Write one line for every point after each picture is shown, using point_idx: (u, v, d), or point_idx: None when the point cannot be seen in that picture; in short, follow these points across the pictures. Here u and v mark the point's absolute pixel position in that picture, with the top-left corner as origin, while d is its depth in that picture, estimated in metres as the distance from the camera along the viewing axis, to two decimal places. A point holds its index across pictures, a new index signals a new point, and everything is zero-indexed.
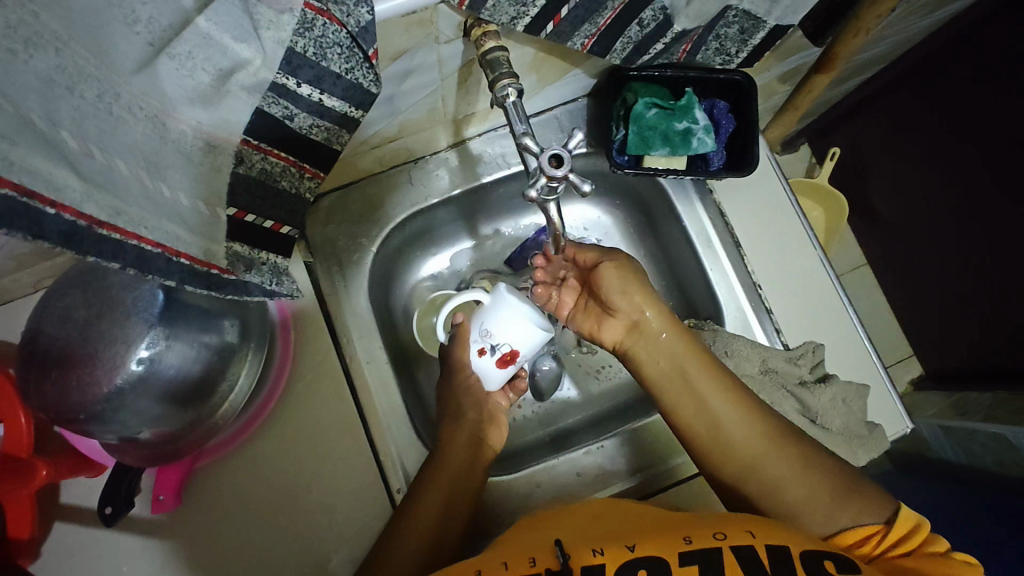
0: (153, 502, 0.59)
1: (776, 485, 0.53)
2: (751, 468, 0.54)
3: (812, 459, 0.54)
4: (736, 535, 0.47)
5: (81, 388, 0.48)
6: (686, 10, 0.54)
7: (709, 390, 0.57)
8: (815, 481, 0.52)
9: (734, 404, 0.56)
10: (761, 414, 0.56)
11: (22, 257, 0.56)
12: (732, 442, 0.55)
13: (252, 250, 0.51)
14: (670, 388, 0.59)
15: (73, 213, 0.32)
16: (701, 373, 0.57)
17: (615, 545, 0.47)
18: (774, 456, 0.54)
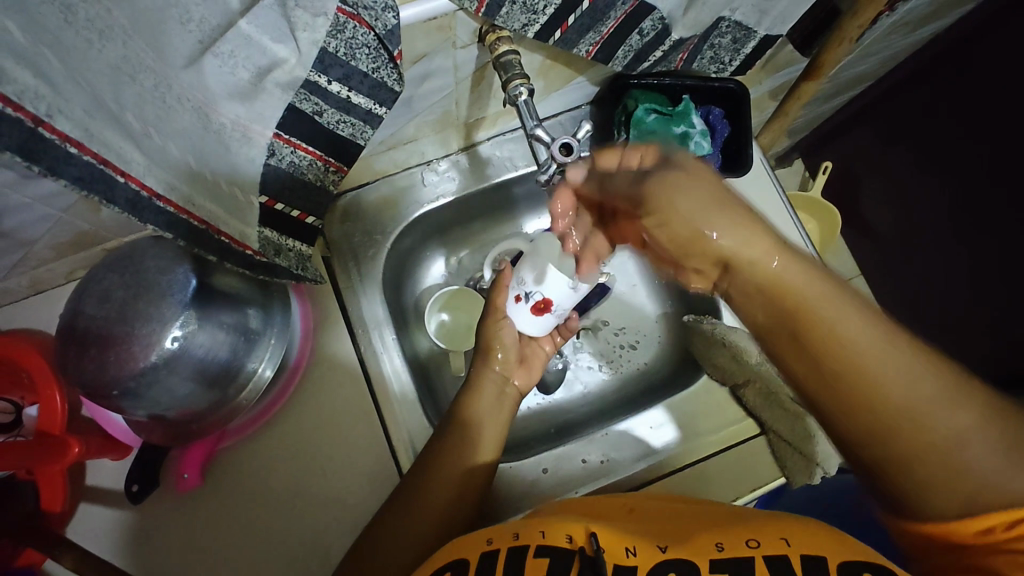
0: (177, 480, 0.62)
1: (945, 445, 0.40)
2: (910, 417, 0.41)
3: (991, 409, 0.41)
4: (770, 543, 0.46)
5: (118, 362, 0.50)
6: (682, 20, 0.59)
7: (843, 314, 0.42)
8: (988, 435, 0.40)
9: (882, 338, 0.41)
10: (914, 352, 0.42)
11: (61, 248, 0.59)
12: (896, 395, 0.41)
13: (280, 236, 0.55)
14: (784, 312, 0.43)
15: (137, 183, 0.37)
16: (848, 312, 0.42)
17: (648, 547, 0.47)
18: (944, 405, 0.41)
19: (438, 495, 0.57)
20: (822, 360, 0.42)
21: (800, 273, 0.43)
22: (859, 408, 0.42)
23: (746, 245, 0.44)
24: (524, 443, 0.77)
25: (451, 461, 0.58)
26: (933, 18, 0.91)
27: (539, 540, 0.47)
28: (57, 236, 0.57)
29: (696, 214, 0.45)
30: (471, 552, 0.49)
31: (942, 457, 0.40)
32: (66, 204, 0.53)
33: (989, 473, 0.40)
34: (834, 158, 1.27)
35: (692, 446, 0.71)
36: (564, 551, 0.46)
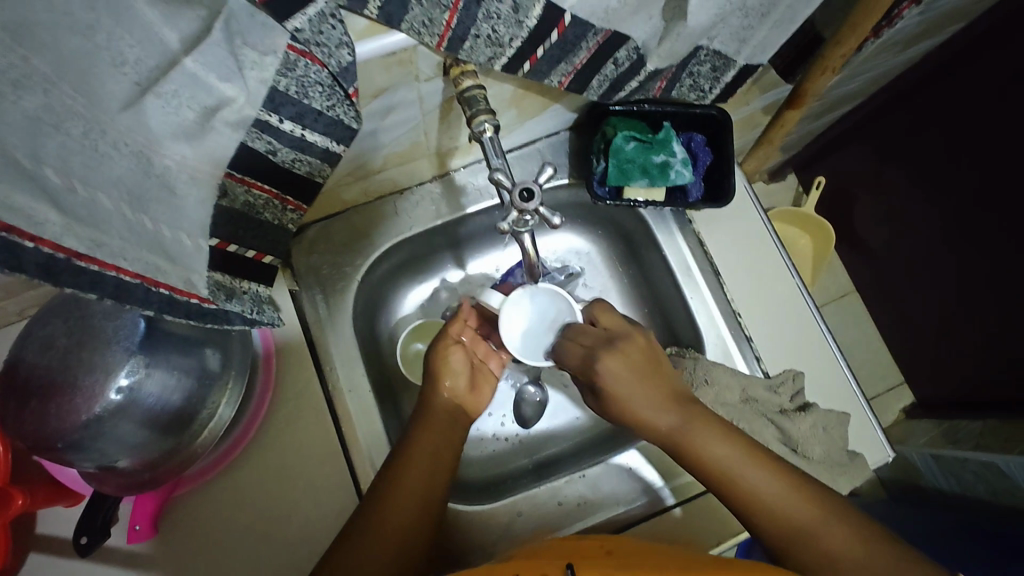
0: (129, 532, 0.59)
1: (843, 564, 0.49)
2: (806, 545, 0.51)
3: (876, 538, 0.50)
4: None
5: (60, 415, 0.48)
6: (658, 51, 0.56)
7: (742, 466, 0.54)
8: (877, 560, 0.49)
9: (779, 482, 0.53)
10: (801, 490, 0.53)
11: (8, 286, 0.57)
12: (795, 525, 0.51)
13: (233, 280, 0.52)
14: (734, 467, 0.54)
15: (52, 246, 0.34)
16: (745, 457, 0.54)
17: None
18: (832, 535, 0.50)
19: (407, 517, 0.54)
20: (742, 503, 0.53)
21: (722, 432, 0.56)
22: (773, 533, 0.52)
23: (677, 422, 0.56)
24: (501, 481, 0.75)
25: (411, 485, 0.55)
26: (921, 40, 0.91)
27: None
28: (3, 276, 0.55)
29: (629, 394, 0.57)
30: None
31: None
32: None
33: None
34: (827, 175, 1.26)
35: (678, 483, 0.69)
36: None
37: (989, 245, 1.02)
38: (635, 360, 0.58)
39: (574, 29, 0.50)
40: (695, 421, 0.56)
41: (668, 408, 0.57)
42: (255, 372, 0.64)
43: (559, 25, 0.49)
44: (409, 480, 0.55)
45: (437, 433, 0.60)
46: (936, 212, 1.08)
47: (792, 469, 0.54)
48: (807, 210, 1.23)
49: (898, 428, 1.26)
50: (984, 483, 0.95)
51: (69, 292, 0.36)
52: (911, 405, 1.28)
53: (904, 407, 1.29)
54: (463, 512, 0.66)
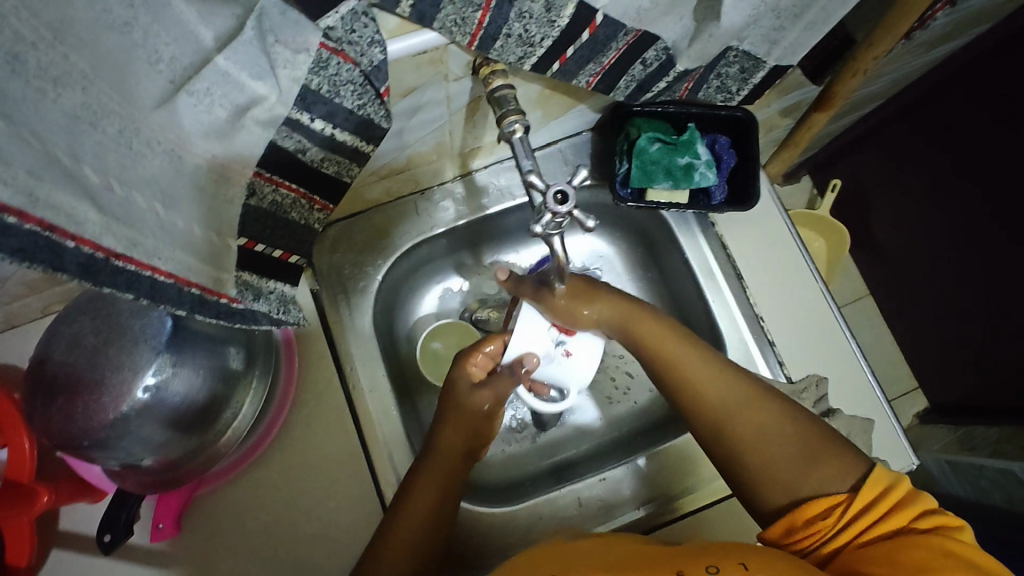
0: (152, 531, 0.59)
1: (754, 441, 0.54)
2: (725, 427, 0.56)
3: (789, 421, 0.55)
4: (727, 566, 0.45)
5: (86, 414, 0.48)
6: (689, 51, 0.55)
7: (676, 356, 0.60)
8: (781, 439, 0.54)
9: (709, 368, 0.59)
10: (733, 380, 0.58)
11: (33, 282, 0.57)
12: (720, 405, 0.57)
13: (261, 279, 0.51)
14: (671, 354, 0.60)
15: (92, 245, 0.32)
16: (682, 348, 0.61)
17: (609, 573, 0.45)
18: (749, 417, 0.56)
19: (410, 543, 0.55)
20: (676, 384, 0.60)
21: (665, 325, 0.63)
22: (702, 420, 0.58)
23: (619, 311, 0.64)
24: (520, 484, 0.74)
25: (407, 530, 0.55)
26: (945, 41, 0.90)
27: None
28: (29, 272, 0.55)
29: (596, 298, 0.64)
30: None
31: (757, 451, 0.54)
32: None
33: (788, 466, 0.52)
34: (845, 177, 1.26)
35: (697, 488, 0.68)
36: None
37: (1007, 250, 1.01)
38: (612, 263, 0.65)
39: (605, 29, 0.49)
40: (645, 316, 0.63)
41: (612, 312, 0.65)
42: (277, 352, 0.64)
43: (591, 25, 0.48)
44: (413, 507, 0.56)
45: (439, 464, 0.59)
46: (958, 215, 1.07)
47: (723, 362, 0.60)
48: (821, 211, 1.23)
49: (913, 434, 1.25)
50: (1001, 490, 0.94)
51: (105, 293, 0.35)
52: (925, 411, 1.27)
53: (917, 413, 1.28)
54: (482, 514, 0.66)
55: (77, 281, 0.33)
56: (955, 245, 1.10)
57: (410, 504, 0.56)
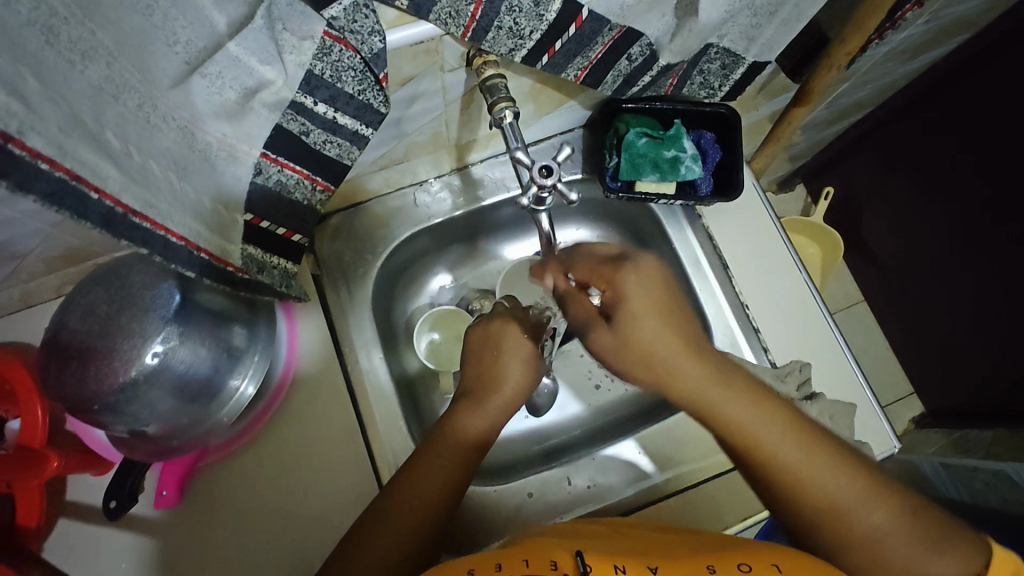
0: (155, 497, 0.61)
1: (873, 540, 0.48)
2: (835, 520, 0.49)
3: (903, 508, 0.49)
4: (760, 566, 0.43)
5: (97, 377, 0.51)
6: (670, 46, 0.58)
7: (773, 449, 0.50)
8: (906, 531, 0.48)
9: (813, 462, 0.50)
10: (840, 469, 0.50)
11: (52, 261, 0.61)
12: (830, 503, 0.49)
13: (265, 253, 0.55)
14: (763, 445, 0.50)
15: (113, 200, 0.35)
16: (781, 439, 0.51)
17: (637, 565, 0.43)
18: (869, 516, 0.49)
19: (413, 508, 0.54)
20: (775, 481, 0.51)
21: (757, 403, 0.52)
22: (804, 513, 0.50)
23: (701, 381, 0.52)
24: (512, 465, 0.76)
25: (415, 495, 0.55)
26: (927, 47, 0.94)
27: (522, 571, 0.42)
28: (48, 249, 0.58)
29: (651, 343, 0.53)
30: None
31: (872, 553, 0.48)
32: (56, 219, 0.54)
33: (914, 564, 0.47)
34: (839, 184, 1.30)
35: (683, 469, 0.70)
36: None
37: (1005, 254, 1.02)
38: (667, 302, 0.54)
39: (590, 24, 0.53)
40: (733, 402, 0.51)
41: (700, 381, 0.52)
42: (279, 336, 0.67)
43: (576, 20, 0.52)
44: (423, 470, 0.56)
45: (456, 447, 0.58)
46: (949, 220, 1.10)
47: (828, 447, 0.51)
48: (813, 218, 1.27)
49: (908, 437, 1.27)
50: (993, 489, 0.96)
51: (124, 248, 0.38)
52: (921, 415, 1.30)
53: (913, 417, 1.30)
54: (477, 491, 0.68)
55: (99, 233, 0.36)
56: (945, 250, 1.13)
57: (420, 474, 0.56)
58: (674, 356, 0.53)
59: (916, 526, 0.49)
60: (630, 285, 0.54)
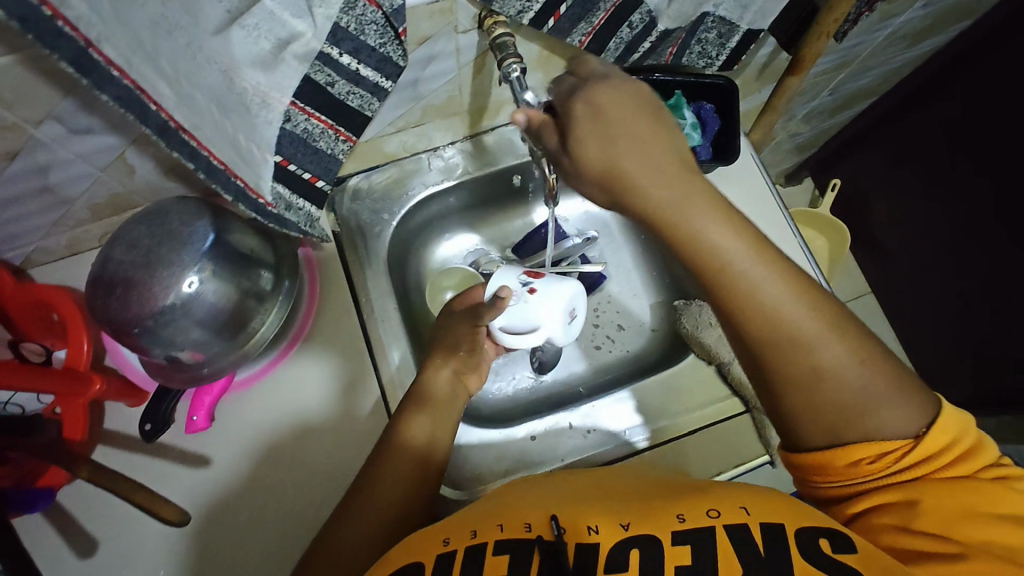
0: (188, 422, 0.66)
1: (823, 373, 0.48)
2: (787, 345, 0.48)
3: (862, 351, 0.48)
4: (730, 513, 0.47)
5: (139, 300, 0.56)
6: (667, 11, 0.63)
7: (733, 254, 0.48)
8: (860, 372, 0.48)
9: (777, 276, 0.48)
10: (800, 292, 0.49)
11: (97, 208, 0.66)
12: (783, 329, 0.48)
13: (292, 195, 0.61)
14: (723, 255, 0.48)
15: (167, 114, 0.44)
16: (743, 249, 0.48)
17: (609, 523, 0.47)
18: (826, 346, 0.48)
19: (387, 500, 0.56)
20: (729, 298, 0.49)
21: (725, 213, 0.49)
22: (752, 339, 0.49)
23: (671, 197, 0.49)
24: (515, 416, 0.81)
25: (384, 489, 0.56)
26: (927, 34, 0.97)
27: (499, 536, 0.47)
28: (93, 195, 0.64)
29: (618, 158, 0.49)
30: (427, 552, 0.47)
31: (814, 390, 0.48)
32: (103, 162, 0.60)
33: (852, 405, 0.48)
34: (845, 176, 1.33)
35: (676, 421, 0.73)
36: (526, 541, 0.46)
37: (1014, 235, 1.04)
38: (641, 113, 0.50)
39: None
40: (694, 204, 0.49)
41: (662, 187, 0.49)
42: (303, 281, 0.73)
43: None
44: (388, 469, 0.57)
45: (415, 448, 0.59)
46: (955, 206, 1.12)
47: (794, 277, 0.49)
48: (820, 210, 1.27)
49: None
50: None
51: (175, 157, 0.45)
52: None
53: None
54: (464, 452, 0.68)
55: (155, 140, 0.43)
56: (952, 236, 1.15)
57: (387, 472, 0.57)
58: (642, 169, 0.49)
59: (871, 369, 0.48)
60: (588, 97, 0.51)
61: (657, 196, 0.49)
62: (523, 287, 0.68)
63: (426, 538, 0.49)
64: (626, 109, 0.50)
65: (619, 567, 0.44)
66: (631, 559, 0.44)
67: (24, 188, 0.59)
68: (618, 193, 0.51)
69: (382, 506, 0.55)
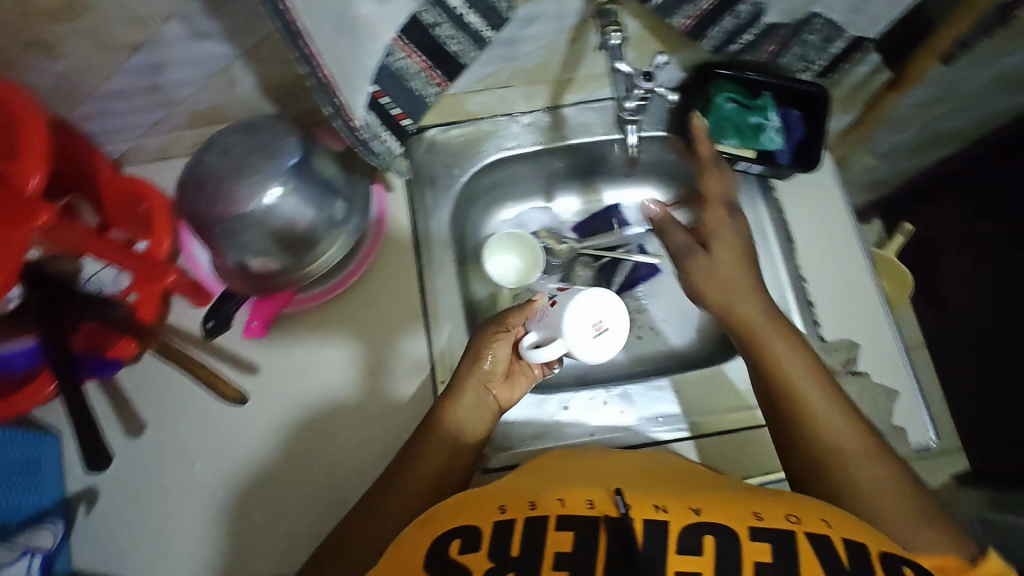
0: (247, 326, 0.70)
1: (866, 487, 0.52)
2: (833, 456, 0.54)
3: (906, 484, 0.53)
4: (811, 522, 0.47)
5: (226, 200, 0.59)
6: (777, 5, 0.63)
7: (795, 375, 0.58)
8: (903, 497, 0.52)
9: (832, 400, 0.57)
10: (851, 419, 0.56)
11: (195, 116, 0.70)
12: (833, 441, 0.55)
13: (379, 126, 0.62)
14: (788, 368, 0.59)
15: (292, 15, 0.45)
16: (804, 373, 0.58)
17: (681, 508, 0.48)
18: (870, 466, 0.53)
19: (422, 483, 0.58)
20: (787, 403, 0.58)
21: (795, 343, 0.61)
22: (804, 447, 0.56)
23: (759, 315, 0.62)
24: (547, 386, 0.82)
25: (420, 474, 0.58)
26: None
27: (560, 510, 0.48)
28: (196, 102, 0.68)
29: (736, 275, 0.64)
30: (484, 518, 0.49)
31: (858, 501, 0.52)
32: (212, 70, 0.63)
33: (894, 522, 0.50)
34: None
35: (711, 418, 0.73)
36: (588, 517, 0.47)
37: None
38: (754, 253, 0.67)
39: None
40: (768, 330, 0.61)
41: (755, 308, 0.62)
42: (364, 239, 0.75)
43: None
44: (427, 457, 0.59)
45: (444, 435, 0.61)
46: None
47: (856, 408, 0.58)
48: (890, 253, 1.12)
49: None
50: None
51: (291, 59, 0.48)
52: None
53: None
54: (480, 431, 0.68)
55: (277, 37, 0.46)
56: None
57: (419, 465, 0.59)
58: (749, 289, 0.63)
59: (914, 497, 0.52)
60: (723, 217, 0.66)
61: (755, 313, 0.62)
62: (549, 301, 0.64)
63: (483, 503, 0.51)
64: (745, 244, 0.66)
65: (693, 552, 0.45)
66: (705, 543, 0.45)
67: (135, 84, 0.62)
68: (724, 293, 0.63)
69: (414, 489, 0.58)
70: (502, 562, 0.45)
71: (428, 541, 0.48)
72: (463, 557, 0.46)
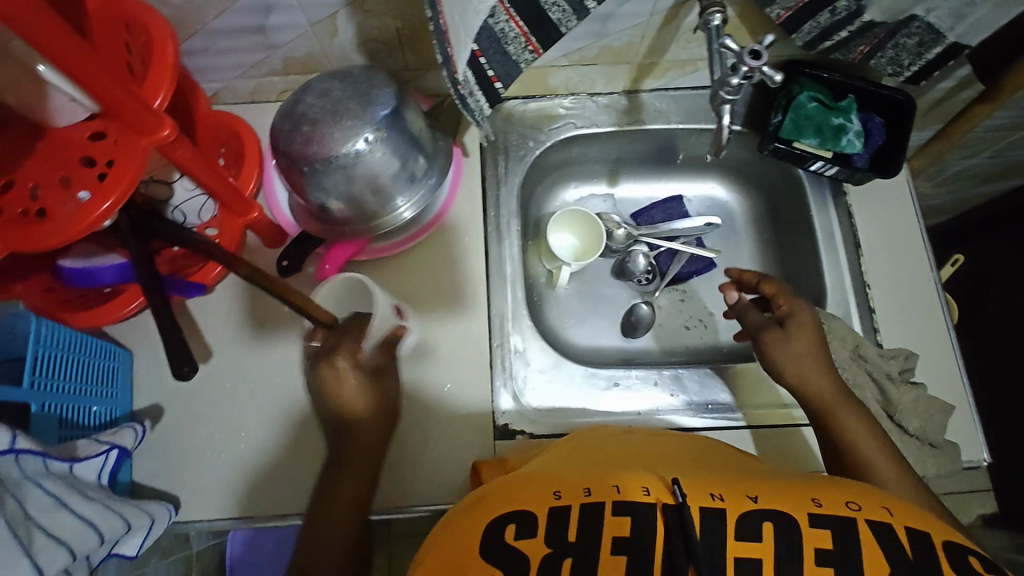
0: (320, 270, 0.72)
1: None
2: None
3: None
4: (873, 510, 0.47)
5: (320, 141, 0.61)
6: (880, 2, 0.62)
7: (863, 441, 0.60)
8: None
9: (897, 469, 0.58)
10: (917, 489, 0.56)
11: (291, 62, 0.72)
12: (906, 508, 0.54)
13: (473, 84, 0.62)
14: (856, 435, 0.60)
15: None
16: (872, 442, 0.59)
17: (737, 494, 0.48)
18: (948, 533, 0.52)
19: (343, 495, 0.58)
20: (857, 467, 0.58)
21: (863, 414, 0.62)
22: None
23: (830, 390, 0.62)
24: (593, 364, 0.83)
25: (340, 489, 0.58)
26: None
27: (615, 496, 0.48)
28: (294, 48, 0.70)
29: (812, 353, 0.64)
30: (538, 503, 0.49)
31: None
32: (316, 17, 0.65)
33: None
34: None
35: (760, 411, 0.73)
36: (644, 502, 0.47)
37: None
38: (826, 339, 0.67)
39: None
40: (839, 402, 0.62)
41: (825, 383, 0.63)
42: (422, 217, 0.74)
43: None
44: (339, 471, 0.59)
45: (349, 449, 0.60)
46: None
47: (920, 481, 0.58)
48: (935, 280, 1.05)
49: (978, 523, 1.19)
50: None
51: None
52: None
53: None
54: (474, 414, 0.70)
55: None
56: None
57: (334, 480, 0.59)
58: (823, 367, 0.64)
59: None
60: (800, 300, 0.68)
61: (829, 389, 0.62)
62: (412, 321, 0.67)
63: (535, 489, 0.50)
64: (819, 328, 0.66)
65: (751, 537, 0.45)
66: (764, 530, 0.45)
67: (243, 23, 0.65)
68: (796, 369, 0.64)
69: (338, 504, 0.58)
70: (560, 548, 0.45)
71: (481, 526, 0.48)
72: (520, 543, 0.46)
